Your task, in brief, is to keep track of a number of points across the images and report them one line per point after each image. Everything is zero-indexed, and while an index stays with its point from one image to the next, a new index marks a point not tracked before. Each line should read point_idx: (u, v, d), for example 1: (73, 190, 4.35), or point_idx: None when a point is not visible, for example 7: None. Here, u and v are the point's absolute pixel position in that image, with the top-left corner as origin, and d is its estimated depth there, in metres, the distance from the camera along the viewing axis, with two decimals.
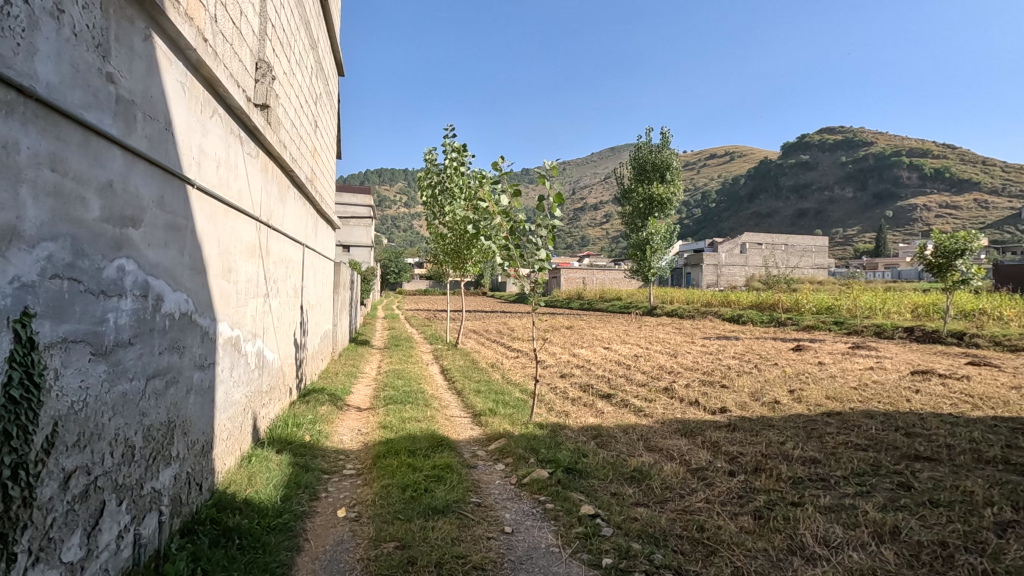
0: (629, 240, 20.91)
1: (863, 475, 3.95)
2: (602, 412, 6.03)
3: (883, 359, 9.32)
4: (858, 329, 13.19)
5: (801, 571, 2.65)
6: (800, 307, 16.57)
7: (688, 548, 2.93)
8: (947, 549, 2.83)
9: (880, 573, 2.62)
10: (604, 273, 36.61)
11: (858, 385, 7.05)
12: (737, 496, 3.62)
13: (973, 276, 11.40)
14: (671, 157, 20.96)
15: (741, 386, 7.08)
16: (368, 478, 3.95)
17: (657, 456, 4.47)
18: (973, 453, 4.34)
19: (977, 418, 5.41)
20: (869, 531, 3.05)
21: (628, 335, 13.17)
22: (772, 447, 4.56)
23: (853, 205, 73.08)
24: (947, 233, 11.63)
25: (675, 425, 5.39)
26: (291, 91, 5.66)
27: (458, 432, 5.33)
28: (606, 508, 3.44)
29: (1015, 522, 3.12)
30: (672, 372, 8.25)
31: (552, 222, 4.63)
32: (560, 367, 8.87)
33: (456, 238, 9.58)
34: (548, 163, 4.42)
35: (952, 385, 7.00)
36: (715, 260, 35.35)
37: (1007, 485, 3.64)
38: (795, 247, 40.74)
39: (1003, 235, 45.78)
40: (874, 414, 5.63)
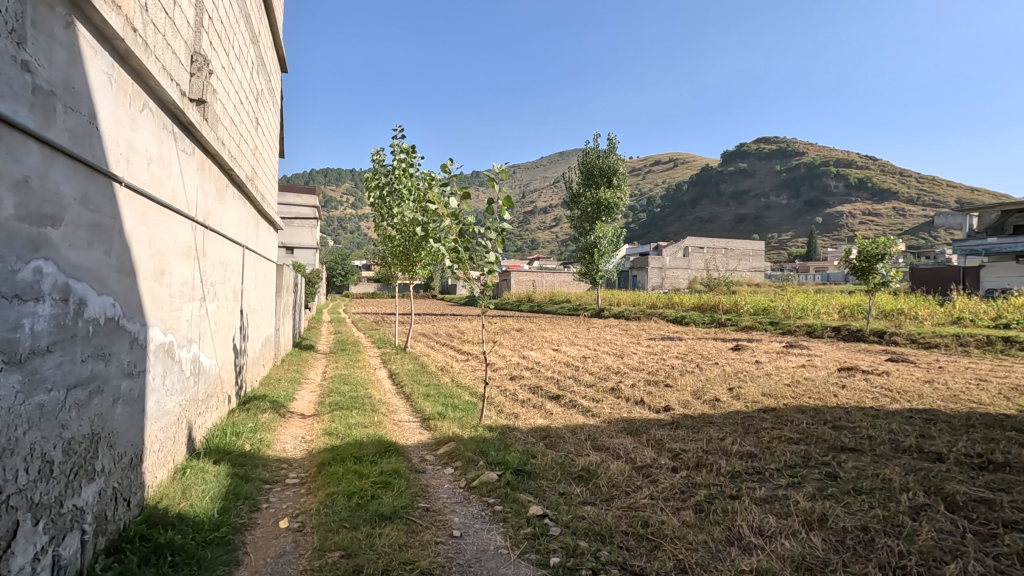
0: (578, 242, 21.26)
1: (795, 467, 4.18)
2: (551, 413, 6.11)
3: (813, 357, 9.90)
4: (791, 328, 13.95)
5: (738, 561, 2.78)
6: (738, 308, 17.34)
7: (633, 544, 3.02)
8: (867, 534, 3.04)
9: (809, 559, 2.78)
10: (553, 276, 37.04)
11: (791, 382, 7.46)
12: (679, 491, 3.76)
13: (892, 278, 12.28)
14: (617, 162, 21.45)
15: (684, 385, 7.35)
16: (313, 486, 3.85)
17: (604, 455, 4.57)
18: (892, 443, 4.69)
19: (896, 411, 5.84)
20: (799, 519, 3.24)
21: (577, 337, 13.39)
22: (713, 443, 4.76)
23: (787, 212, 77.18)
24: (870, 238, 12.46)
25: (621, 424, 5.54)
26: (230, 87, 5.43)
27: (407, 437, 5.27)
28: (554, 508, 3.49)
29: (927, 506, 3.39)
30: (619, 373, 8.45)
31: (502, 225, 4.64)
32: (510, 369, 8.91)
33: (405, 240, 9.47)
34: (498, 166, 4.43)
35: (874, 381, 7.53)
36: (659, 263, 36.52)
37: (921, 472, 3.95)
38: (734, 251, 42.59)
39: (919, 241, 49.53)
40: (805, 409, 5.97)
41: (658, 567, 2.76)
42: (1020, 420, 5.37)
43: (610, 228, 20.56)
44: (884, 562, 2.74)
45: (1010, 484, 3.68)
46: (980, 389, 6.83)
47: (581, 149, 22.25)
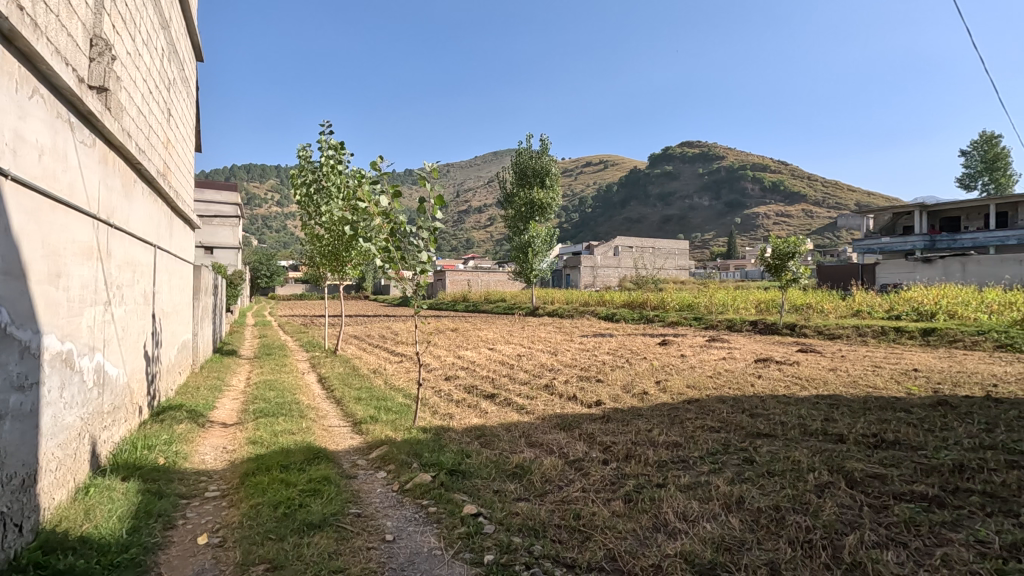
0: (512, 242, 21.45)
1: (716, 453, 4.44)
2: (486, 412, 6.13)
3: (733, 349, 10.53)
4: (713, 323, 14.76)
5: (664, 546, 2.91)
6: (665, 305, 18.12)
7: (565, 536, 3.09)
8: (779, 512, 3.28)
9: (728, 539, 2.96)
10: (489, 276, 37.14)
11: (713, 373, 7.91)
12: (610, 482, 3.89)
13: (801, 275, 13.25)
14: (550, 163, 21.77)
15: (614, 380, 7.61)
16: (235, 498, 3.65)
17: (538, 451, 4.65)
18: (801, 427, 5.08)
19: (804, 398, 6.32)
20: (719, 503, 3.44)
21: (512, 335, 13.48)
22: (641, 435, 4.96)
23: (709, 212, 81.41)
24: (782, 238, 13.38)
25: (555, 420, 5.65)
26: (137, 74, 5.05)
27: (337, 442, 5.12)
28: (488, 506, 3.51)
29: (829, 483, 3.70)
30: (553, 370, 8.61)
31: (434, 223, 4.58)
32: (445, 370, 8.85)
33: (335, 239, 9.18)
34: (428, 164, 4.36)
35: (786, 370, 8.12)
36: (591, 262, 37.56)
37: (826, 452, 4.30)
38: (661, 250, 44.43)
39: (824, 241, 53.79)
40: (725, 399, 6.35)
41: (589, 557, 2.84)
42: (909, 401, 5.96)
43: (543, 228, 20.84)
44: (794, 537, 2.96)
45: (899, 460, 4.09)
46: (876, 375, 7.51)
47: (515, 149, 22.40)
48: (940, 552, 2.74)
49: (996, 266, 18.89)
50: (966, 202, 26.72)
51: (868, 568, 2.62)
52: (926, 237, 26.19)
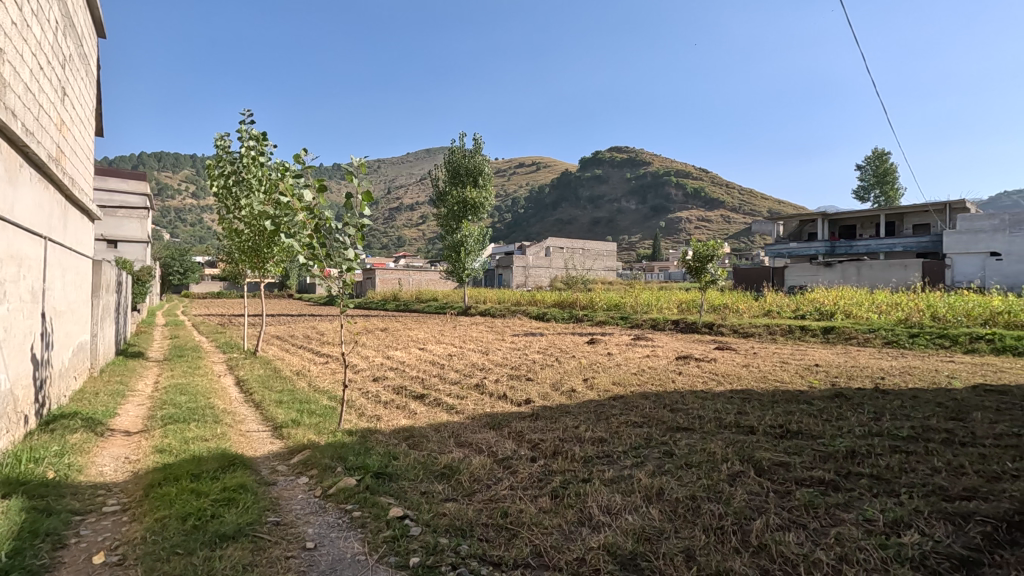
0: (444, 241, 21.28)
1: (638, 447, 4.61)
2: (415, 412, 6.03)
3: (657, 347, 11.01)
4: (638, 322, 15.33)
5: (589, 539, 2.98)
6: (594, 304, 18.62)
7: (492, 535, 3.10)
8: (695, 502, 3.45)
9: (648, 530, 3.08)
10: (420, 275, 36.63)
11: (637, 371, 8.22)
12: (537, 479, 3.95)
13: (719, 277, 14.03)
14: (482, 162, 21.74)
15: (544, 378, 7.73)
16: (138, 512, 3.37)
17: (467, 451, 4.63)
18: (717, 420, 5.37)
19: (720, 392, 6.70)
20: (640, 495, 3.58)
21: (443, 335, 13.35)
22: (568, 432, 5.07)
23: (635, 216, 84.51)
24: (701, 241, 14.11)
25: (485, 419, 5.65)
26: (25, 47, 4.55)
27: (255, 448, 4.85)
28: (415, 508, 3.46)
29: (741, 473, 3.94)
30: (483, 369, 8.62)
31: (362, 220, 4.42)
32: (373, 370, 8.64)
33: (256, 234, 8.72)
34: (355, 159, 4.20)
35: (704, 366, 8.58)
36: (522, 262, 38.00)
37: (738, 443, 4.58)
38: (591, 252, 45.63)
39: (740, 245, 57.33)
40: (648, 395, 6.62)
41: (516, 553, 2.86)
42: (810, 394, 6.47)
43: (475, 227, 20.79)
44: (708, 524, 3.12)
45: (802, 448, 4.42)
46: (783, 370, 8.10)
47: (447, 147, 22.22)
48: (834, 530, 2.98)
49: (885, 271, 20.90)
50: (861, 212, 29.35)
51: (772, 549, 2.81)
52: (828, 243, 28.54)
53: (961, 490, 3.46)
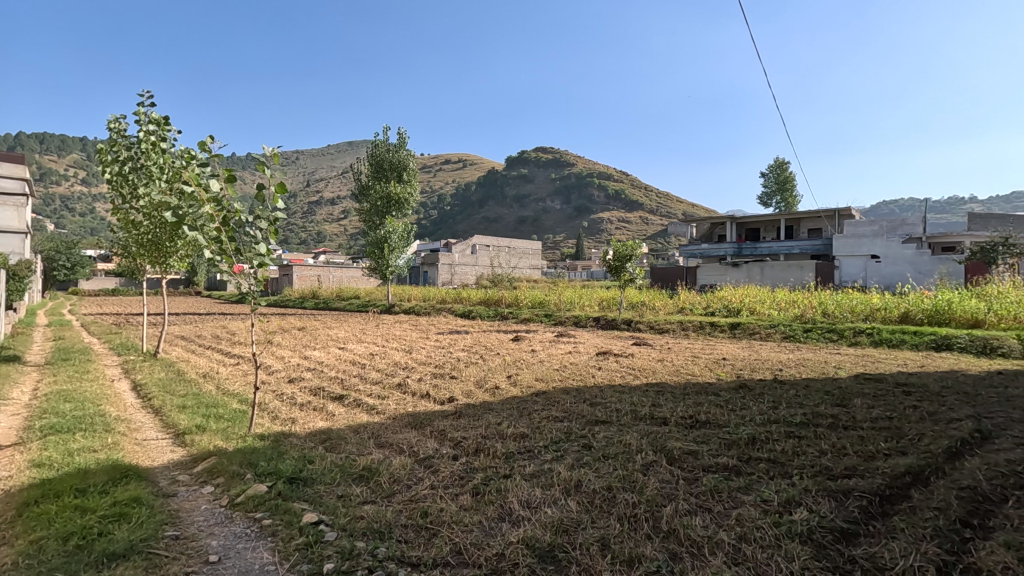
0: (366, 237, 20.66)
1: (559, 441, 4.71)
2: (333, 414, 5.81)
3: (578, 344, 11.32)
4: (562, 320, 15.67)
5: (508, 534, 3.00)
6: (519, 302, 18.82)
7: (411, 535, 3.04)
8: (611, 492, 3.57)
9: (566, 522, 3.15)
10: (342, 272, 35.37)
11: (559, 367, 8.40)
12: (459, 477, 3.92)
13: (637, 276, 14.63)
14: (407, 158, 21.37)
15: (468, 375, 7.72)
16: (9, 535, 3.00)
17: (387, 451, 4.52)
18: (634, 412, 5.61)
19: (636, 386, 6.99)
20: (560, 487, 3.65)
21: (364, 334, 12.95)
22: (490, 429, 5.08)
23: (560, 215, 86.27)
24: (621, 241, 14.65)
25: (406, 419, 5.54)
26: None
27: (153, 457, 4.47)
28: (331, 513, 3.32)
29: (654, 462, 4.12)
30: (406, 368, 8.46)
31: (275, 214, 4.16)
32: (289, 371, 8.24)
33: (156, 225, 8.02)
34: (268, 148, 3.94)
35: (623, 361, 8.93)
36: (449, 260, 37.72)
37: (652, 434, 4.80)
38: (516, 250, 46.03)
39: (657, 245, 60.15)
40: (569, 390, 6.79)
41: (435, 552, 2.84)
42: (718, 386, 6.91)
43: (400, 223, 20.33)
44: (622, 513, 3.24)
45: (709, 437, 4.70)
46: (694, 364, 8.58)
47: (370, 140, 21.61)
48: (735, 512, 3.20)
49: (783, 271, 22.74)
50: (764, 216, 31.70)
51: (680, 534, 2.96)
52: (734, 245, 30.57)
53: (843, 469, 3.83)
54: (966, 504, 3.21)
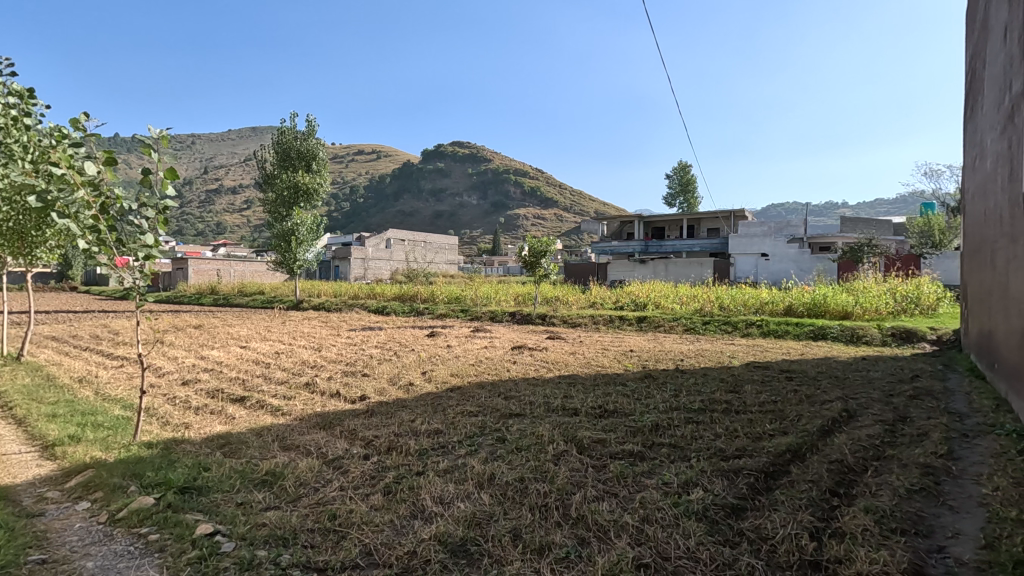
0: (272, 229, 19.50)
1: (473, 436, 4.72)
2: (232, 417, 5.43)
3: (494, 338, 11.40)
4: (478, 315, 15.71)
5: (421, 531, 2.96)
6: (434, 298, 18.63)
7: (318, 540, 2.92)
8: (524, 483, 3.62)
9: (479, 516, 3.15)
10: (244, 266, 33.18)
11: (474, 362, 8.42)
12: (370, 477, 3.81)
13: (551, 272, 14.95)
14: (317, 147, 20.46)
15: (381, 373, 7.53)
16: None
17: (293, 454, 4.30)
18: (547, 404, 5.73)
19: (549, 378, 7.16)
20: (473, 482, 3.65)
21: (269, 332, 12.24)
22: (403, 426, 4.98)
23: (476, 211, 86.29)
24: (536, 238, 14.88)
25: (314, 420, 5.30)
26: None
27: (14, 474, 3.94)
28: (229, 522, 3.11)
29: (565, 452, 4.24)
30: (314, 366, 8.09)
31: (163, 202, 3.79)
32: (182, 372, 7.60)
33: (19, 213, 7.09)
34: (155, 130, 3.58)
35: (537, 355, 9.12)
36: (362, 254, 36.57)
37: (563, 425, 4.93)
38: (432, 244, 45.53)
39: (570, 242, 62.00)
40: (484, 385, 6.82)
41: (343, 555, 2.74)
42: (625, 376, 7.25)
43: (309, 215, 19.39)
44: (534, 503, 3.31)
45: (617, 425, 4.91)
46: (604, 356, 8.95)
47: (276, 126, 20.40)
48: (639, 495, 3.37)
49: (685, 268, 24.24)
50: (668, 216, 33.64)
51: (588, 520, 3.07)
52: (642, 242, 32.14)
53: (734, 450, 4.15)
54: (834, 475, 3.60)
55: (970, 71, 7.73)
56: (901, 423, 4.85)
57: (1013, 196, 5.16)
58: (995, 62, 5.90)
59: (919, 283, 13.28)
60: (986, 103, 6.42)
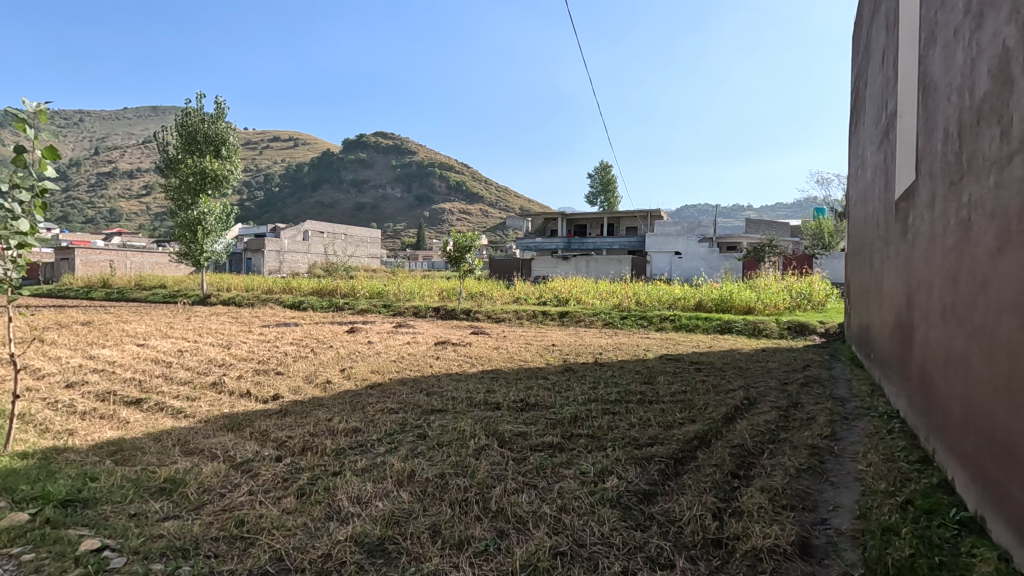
0: (175, 218, 18.05)
1: (393, 433, 4.63)
2: (126, 422, 4.98)
3: (417, 334, 11.24)
4: (401, 310, 15.40)
5: (336, 533, 2.86)
6: (355, 292, 18.06)
7: (223, 548, 2.75)
8: (444, 479, 3.60)
9: (397, 515, 3.09)
10: (142, 257, 30.50)
11: (396, 358, 8.25)
12: (282, 479, 3.63)
13: (475, 267, 14.93)
14: (226, 131, 19.21)
15: (296, 371, 7.19)
16: None
17: (196, 459, 4.01)
18: (470, 400, 5.73)
19: (472, 373, 7.16)
20: (392, 480, 3.58)
21: (171, 328, 11.33)
22: (319, 426, 4.79)
23: (400, 204, 84.57)
24: (461, 232, 14.78)
25: (221, 422, 4.97)
26: None
27: None
28: (120, 535, 2.85)
29: (486, 446, 4.26)
30: (222, 365, 7.59)
31: (42, 184, 3.38)
32: (67, 374, 6.85)
33: None
34: (31, 103, 3.18)
35: (461, 350, 9.10)
36: (277, 246, 34.73)
37: (485, 420, 4.95)
38: (353, 237, 44.12)
39: (496, 238, 62.31)
40: (406, 381, 6.70)
41: (252, 563, 2.59)
42: (546, 370, 7.40)
43: (217, 203, 18.10)
44: (453, 498, 3.29)
45: (537, 418, 5.00)
46: (526, 351, 9.08)
47: (180, 107, 18.91)
48: (557, 486, 3.44)
49: (605, 265, 25.10)
50: (589, 214, 34.73)
51: (507, 512, 3.10)
52: (565, 239, 32.91)
53: (647, 438, 4.35)
54: (735, 459, 3.88)
55: (855, 90, 8.52)
56: (793, 408, 5.30)
57: (888, 204, 5.72)
58: (875, 82, 6.50)
59: (811, 281, 14.55)
60: (867, 119, 7.09)
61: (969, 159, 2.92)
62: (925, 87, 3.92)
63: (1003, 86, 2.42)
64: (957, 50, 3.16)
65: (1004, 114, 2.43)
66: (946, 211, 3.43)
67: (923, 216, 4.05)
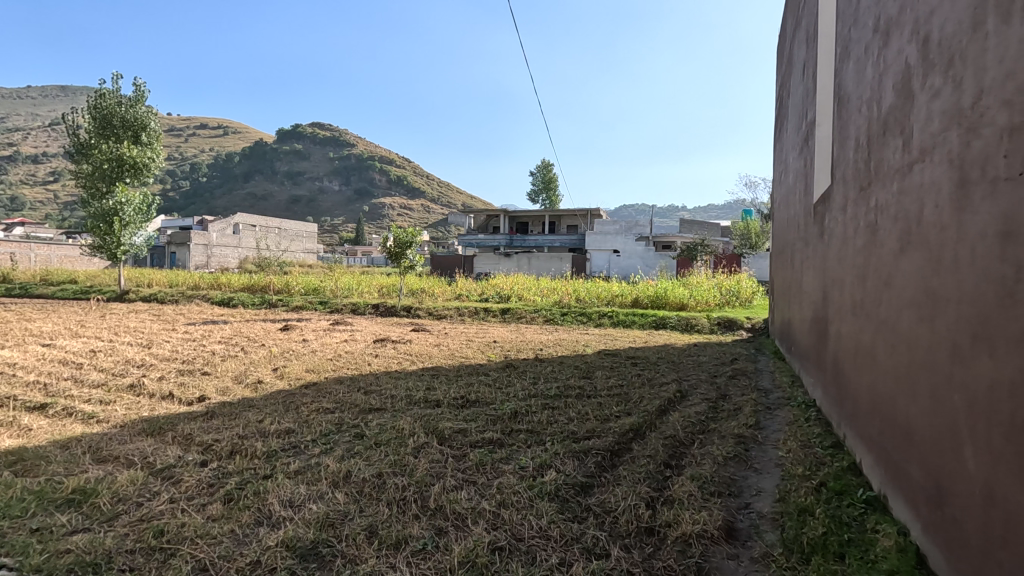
0: (87, 207, 16.64)
1: (329, 434, 4.48)
2: (29, 429, 4.55)
3: (355, 331, 10.95)
4: (338, 307, 14.95)
5: (266, 538, 2.73)
6: (289, 288, 17.35)
7: (141, 561, 2.57)
8: (381, 479, 3.52)
9: (333, 517, 2.99)
10: (50, 249, 28.00)
11: (333, 356, 7.99)
12: (208, 485, 3.44)
13: (416, 263, 14.69)
14: (147, 116, 17.93)
15: (224, 371, 6.82)
16: None
17: (110, 467, 3.72)
18: (410, 397, 5.63)
19: (412, 371, 7.05)
20: (327, 481, 3.46)
21: (83, 327, 10.46)
22: (249, 428, 4.56)
23: (338, 198, 82.04)
24: (402, 228, 14.49)
25: (139, 426, 4.64)
26: None
27: None
28: (19, 553, 2.60)
29: (425, 444, 4.21)
30: (141, 366, 7.09)
31: None
32: None
33: None
34: None
35: (400, 348, 8.93)
36: (204, 240, 32.83)
37: (425, 417, 4.88)
38: (287, 231, 42.39)
39: (437, 234, 61.73)
40: (343, 380, 6.50)
41: None
42: (487, 366, 7.40)
43: (137, 192, 16.84)
44: (391, 498, 3.23)
45: (477, 415, 4.98)
46: (467, 347, 9.04)
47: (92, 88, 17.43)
48: (497, 481, 3.45)
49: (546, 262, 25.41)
50: (532, 212, 35.01)
51: (446, 509, 3.08)
52: (507, 236, 33.01)
53: (585, 431, 4.44)
54: (667, 449, 4.03)
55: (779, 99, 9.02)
56: (721, 400, 5.57)
57: (807, 207, 6.09)
58: (797, 92, 6.91)
59: (739, 279, 15.33)
60: (790, 126, 7.51)
61: (876, 166, 3.15)
62: (840, 98, 4.20)
63: (906, 99, 2.63)
64: (867, 65, 3.40)
65: (906, 125, 2.63)
66: (856, 214, 3.69)
67: (837, 218, 4.34)
